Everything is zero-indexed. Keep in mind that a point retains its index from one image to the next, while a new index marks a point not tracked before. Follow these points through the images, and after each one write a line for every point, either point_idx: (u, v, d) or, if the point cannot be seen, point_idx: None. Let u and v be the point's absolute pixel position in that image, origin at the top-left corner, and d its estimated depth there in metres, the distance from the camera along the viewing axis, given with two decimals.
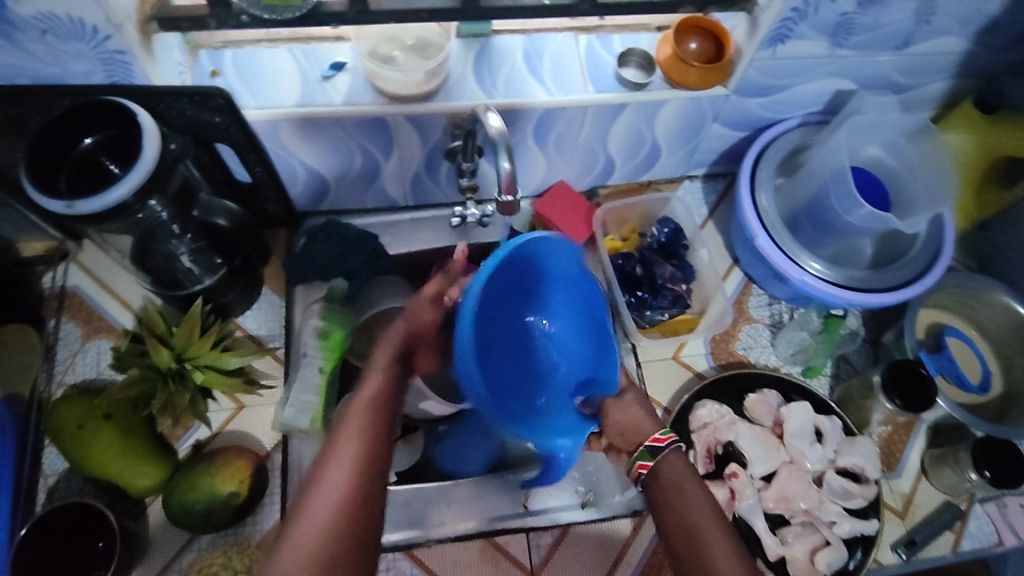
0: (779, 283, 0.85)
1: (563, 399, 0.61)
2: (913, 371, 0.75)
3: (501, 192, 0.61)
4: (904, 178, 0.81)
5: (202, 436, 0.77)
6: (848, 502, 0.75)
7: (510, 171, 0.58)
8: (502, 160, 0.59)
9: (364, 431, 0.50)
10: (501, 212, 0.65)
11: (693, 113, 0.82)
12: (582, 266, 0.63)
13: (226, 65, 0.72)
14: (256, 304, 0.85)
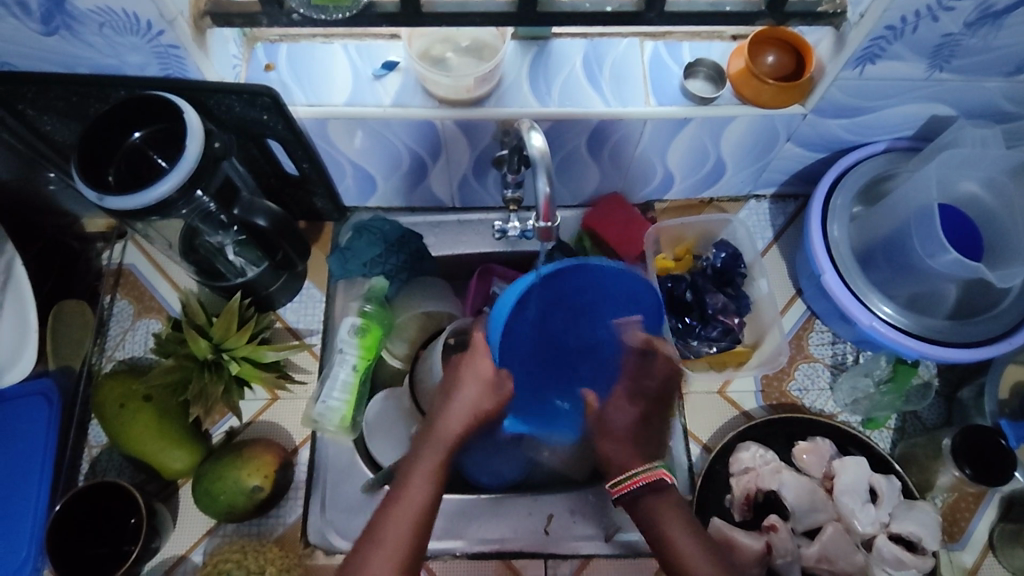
0: (844, 323, 0.79)
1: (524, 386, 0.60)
2: (987, 439, 0.67)
3: (540, 217, 0.60)
4: (1003, 220, 0.73)
5: (234, 424, 0.78)
6: (901, 572, 0.68)
7: (549, 192, 0.57)
8: (542, 181, 0.58)
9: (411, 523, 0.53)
10: (540, 237, 0.64)
11: (763, 131, 0.76)
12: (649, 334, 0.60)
13: (281, 60, 0.72)
14: (298, 296, 0.85)
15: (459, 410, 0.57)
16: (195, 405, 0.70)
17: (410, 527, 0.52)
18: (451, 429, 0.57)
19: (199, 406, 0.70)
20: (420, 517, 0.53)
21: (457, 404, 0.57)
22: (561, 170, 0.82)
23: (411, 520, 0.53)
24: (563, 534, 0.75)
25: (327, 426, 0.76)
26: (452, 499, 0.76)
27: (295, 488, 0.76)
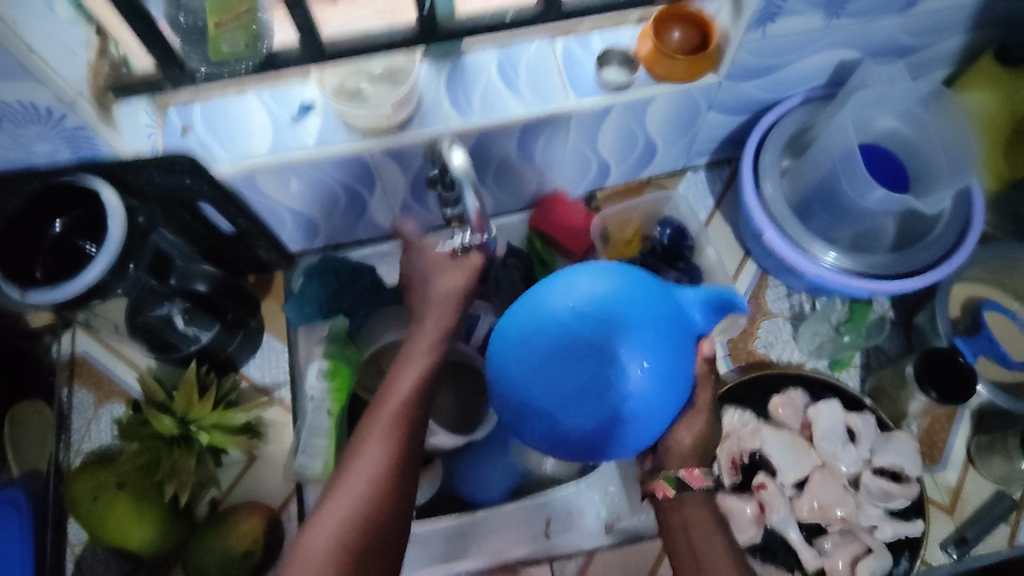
0: (794, 275, 0.81)
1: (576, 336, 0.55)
2: (948, 359, 0.69)
3: (475, 228, 0.67)
4: (922, 149, 0.75)
5: (217, 493, 0.77)
6: (889, 503, 0.71)
7: (478, 208, 0.65)
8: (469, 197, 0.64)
9: (392, 425, 0.58)
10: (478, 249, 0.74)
11: (684, 105, 0.78)
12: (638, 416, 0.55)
13: (195, 121, 0.70)
14: (259, 351, 0.84)
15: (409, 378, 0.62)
16: (169, 484, 0.68)
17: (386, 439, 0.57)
18: (399, 397, 0.60)
19: (173, 484, 0.69)
20: (404, 405, 0.59)
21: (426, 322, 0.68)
22: (497, 178, 0.83)
23: (394, 413, 0.59)
24: (564, 533, 0.76)
25: (312, 475, 0.76)
26: (447, 524, 0.75)
27: (288, 543, 0.75)
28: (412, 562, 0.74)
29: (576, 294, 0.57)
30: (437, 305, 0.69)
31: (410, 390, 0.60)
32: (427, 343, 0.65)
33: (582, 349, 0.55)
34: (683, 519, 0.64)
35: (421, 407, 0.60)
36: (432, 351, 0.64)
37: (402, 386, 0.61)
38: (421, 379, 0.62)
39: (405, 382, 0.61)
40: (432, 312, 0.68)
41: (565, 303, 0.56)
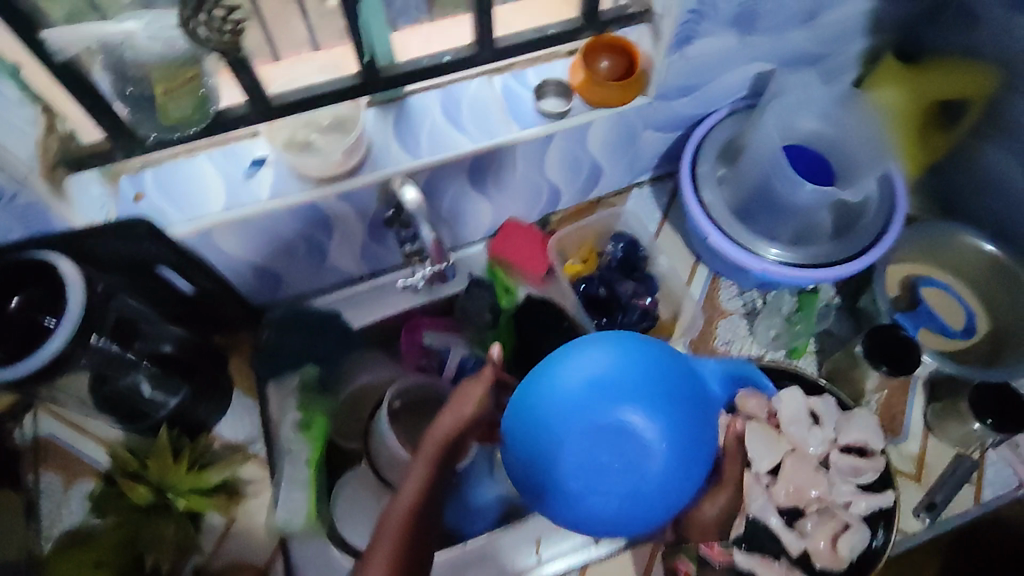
0: (743, 274, 0.85)
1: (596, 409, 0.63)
2: (894, 334, 0.73)
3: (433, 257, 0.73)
4: (843, 146, 0.80)
5: (197, 560, 0.74)
6: (859, 478, 0.74)
7: (435, 237, 0.70)
8: (426, 229, 0.70)
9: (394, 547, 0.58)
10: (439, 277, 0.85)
11: (620, 127, 0.82)
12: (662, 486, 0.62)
13: (148, 187, 0.71)
14: (230, 411, 0.82)
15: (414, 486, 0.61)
16: (150, 553, 0.67)
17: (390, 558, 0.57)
18: (403, 512, 0.60)
19: (153, 552, 0.67)
20: (407, 522, 0.59)
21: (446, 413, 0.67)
22: (452, 211, 0.85)
23: (399, 529, 0.59)
24: (555, 551, 0.76)
25: (295, 528, 0.76)
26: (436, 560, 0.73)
27: None
28: None
29: (583, 369, 0.64)
30: (452, 412, 0.66)
31: (412, 503, 0.60)
32: (432, 451, 0.64)
33: (602, 424, 0.62)
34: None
35: (425, 520, 0.61)
36: (436, 460, 0.64)
37: (402, 503, 0.60)
38: (422, 494, 0.61)
39: (405, 499, 0.60)
40: (445, 416, 0.66)
41: (575, 378, 0.63)
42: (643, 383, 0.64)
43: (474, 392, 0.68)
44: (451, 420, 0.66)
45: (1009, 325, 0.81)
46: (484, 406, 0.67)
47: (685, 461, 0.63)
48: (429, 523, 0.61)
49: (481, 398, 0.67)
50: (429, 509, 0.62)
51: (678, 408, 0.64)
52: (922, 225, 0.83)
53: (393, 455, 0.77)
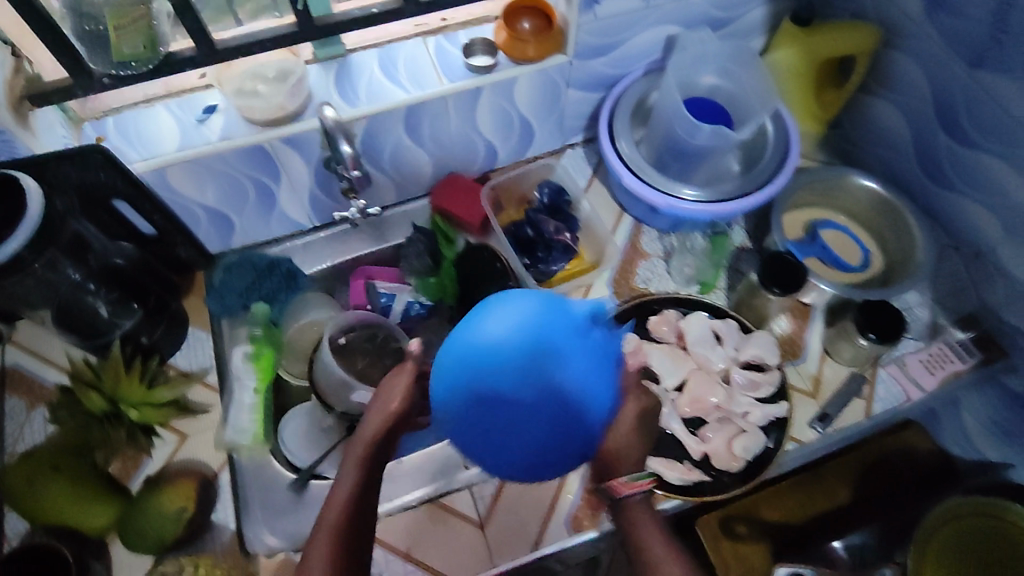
0: (656, 215, 0.94)
1: (512, 365, 0.58)
2: (786, 261, 0.81)
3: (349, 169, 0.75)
4: (742, 99, 0.89)
5: (150, 470, 0.80)
6: (757, 392, 0.81)
7: (351, 151, 0.74)
8: (343, 146, 0.74)
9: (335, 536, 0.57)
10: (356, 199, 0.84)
11: (546, 83, 0.90)
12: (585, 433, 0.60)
13: (110, 131, 0.79)
14: (184, 343, 0.89)
15: (349, 478, 0.62)
16: (99, 453, 0.75)
17: (333, 546, 0.56)
18: (337, 506, 0.59)
19: (102, 451, 0.75)
20: (348, 514, 0.59)
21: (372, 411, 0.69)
22: (393, 163, 0.92)
23: (338, 517, 0.58)
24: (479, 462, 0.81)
25: (242, 445, 0.82)
26: None
27: (220, 504, 0.78)
28: None
29: (496, 324, 0.60)
30: (377, 411, 0.68)
31: (347, 496, 0.60)
32: (360, 449, 0.65)
33: (519, 379, 0.58)
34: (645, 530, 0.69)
35: (366, 511, 0.60)
36: (366, 458, 0.64)
37: (338, 501, 0.60)
38: (356, 489, 0.61)
39: (340, 497, 0.60)
40: (371, 416, 0.68)
41: (492, 335, 0.60)
42: (562, 334, 0.60)
43: (393, 392, 0.70)
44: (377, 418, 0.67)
45: (896, 259, 0.89)
46: (409, 394, 0.70)
47: (600, 412, 0.61)
48: (369, 520, 0.60)
49: (402, 392, 0.69)
50: (368, 503, 0.61)
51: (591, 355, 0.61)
52: (814, 169, 0.92)
53: (334, 378, 0.86)
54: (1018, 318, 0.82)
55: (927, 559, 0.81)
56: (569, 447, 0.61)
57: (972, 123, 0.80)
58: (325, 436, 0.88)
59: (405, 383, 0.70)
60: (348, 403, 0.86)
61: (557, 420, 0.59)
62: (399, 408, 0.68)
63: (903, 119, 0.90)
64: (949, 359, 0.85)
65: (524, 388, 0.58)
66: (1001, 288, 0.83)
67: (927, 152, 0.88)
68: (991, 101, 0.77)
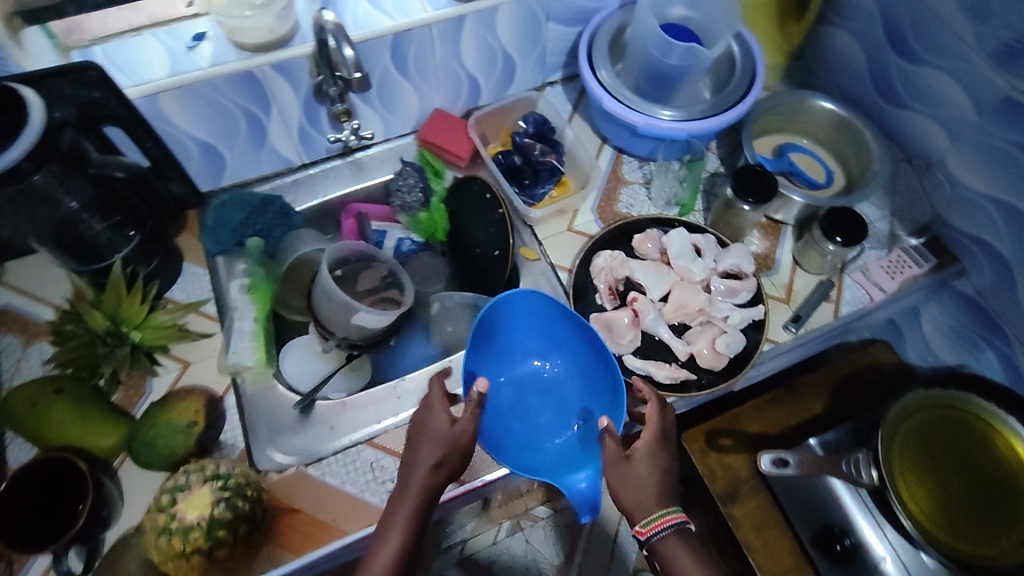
0: (637, 140, 0.97)
1: (516, 335, 0.82)
2: (755, 171, 0.87)
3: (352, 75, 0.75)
4: (710, 26, 0.93)
5: (156, 396, 0.80)
6: (736, 298, 0.87)
7: (354, 53, 0.74)
8: (344, 48, 0.74)
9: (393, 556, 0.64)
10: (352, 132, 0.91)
11: (526, 15, 0.92)
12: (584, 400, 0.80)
13: (99, 60, 0.79)
14: (181, 277, 0.89)
15: (404, 508, 0.66)
16: (104, 367, 0.77)
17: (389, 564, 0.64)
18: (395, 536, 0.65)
19: (109, 364, 0.77)
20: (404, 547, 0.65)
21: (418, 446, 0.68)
22: (380, 96, 0.94)
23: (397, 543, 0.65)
24: None
25: (247, 368, 0.83)
26: (376, 390, 0.85)
27: (228, 424, 0.79)
28: (361, 421, 0.84)
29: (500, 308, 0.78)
30: (424, 449, 0.67)
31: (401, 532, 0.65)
32: (417, 492, 0.66)
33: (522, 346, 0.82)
34: (674, 553, 0.65)
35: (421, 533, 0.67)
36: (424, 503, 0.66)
37: (384, 555, 0.64)
38: (403, 545, 0.64)
39: (386, 553, 0.64)
40: (420, 451, 0.67)
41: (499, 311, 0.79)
42: (565, 347, 0.82)
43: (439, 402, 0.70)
44: (428, 455, 0.67)
45: (857, 173, 0.95)
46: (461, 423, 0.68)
47: (578, 375, 0.81)
48: (415, 561, 0.66)
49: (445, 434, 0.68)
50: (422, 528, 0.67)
51: (571, 342, 0.81)
52: (778, 94, 0.98)
53: (332, 301, 0.88)
54: (963, 223, 0.91)
55: (893, 444, 0.87)
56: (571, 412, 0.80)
57: (918, 42, 0.87)
58: (325, 360, 0.93)
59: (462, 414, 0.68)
60: (349, 327, 0.89)
61: (550, 379, 0.82)
62: (445, 435, 0.68)
63: (859, 44, 0.97)
64: (908, 264, 0.93)
65: (523, 352, 0.83)
66: (946, 193, 0.92)
67: (881, 77, 0.95)
68: (935, 19, 0.84)
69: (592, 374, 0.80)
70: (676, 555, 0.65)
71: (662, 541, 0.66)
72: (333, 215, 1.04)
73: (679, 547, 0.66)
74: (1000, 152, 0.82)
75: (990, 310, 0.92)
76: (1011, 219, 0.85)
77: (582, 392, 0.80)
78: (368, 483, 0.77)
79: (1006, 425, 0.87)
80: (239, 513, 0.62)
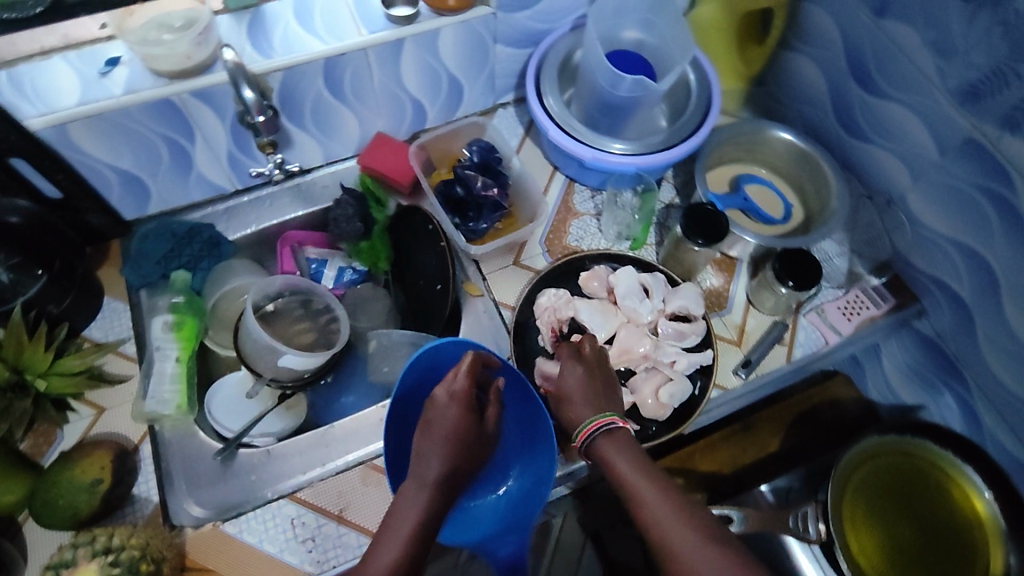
0: (587, 170, 0.93)
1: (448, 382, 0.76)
2: (706, 211, 0.82)
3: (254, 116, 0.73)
4: (665, 51, 0.89)
5: (67, 445, 0.76)
6: (683, 342, 0.83)
7: (255, 96, 0.71)
8: (245, 90, 0.71)
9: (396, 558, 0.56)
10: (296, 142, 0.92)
11: (471, 38, 0.87)
12: (516, 456, 0.75)
13: (2, 85, 0.74)
14: (99, 314, 0.85)
15: (410, 507, 0.59)
16: (4, 420, 0.71)
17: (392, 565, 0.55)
18: (400, 533, 0.57)
19: (6, 421, 0.71)
20: (409, 546, 0.56)
21: (428, 439, 0.63)
22: (317, 121, 0.89)
23: (402, 541, 0.57)
24: None
25: (165, 415, 0.79)
26: (303, 437, 0.81)
27: (142, 475, 0.75)
28: (287, 470, 0.80)
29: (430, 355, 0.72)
30: (437, 443, 0.62)
31: (408, 528, 0.57)
32: (428, 489, 0.60)
33: None
34: (610, 453, 0.66)
35: (429, 537, 0.58)
36: (434, 502, 0.60)
37: (382, 561, 0.56)
38: (408, 553, 0.56)
39: (385, 560, 0.56)
40: (430, 447, 0.62)
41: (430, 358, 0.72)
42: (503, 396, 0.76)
43: (449, 391, 0.66)
44: (440, 450, 0.62)
45: (815, 209, 0.92)
46: (466, 417, 0.65)
47: (515, 429, 0.76)
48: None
49: (460, 431, 0.64)
50: (430, 533, 0.58)
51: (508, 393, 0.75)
52: (736, 123, 0.93)
53: (259, 342, 0.84)
54: (924, 264, 0.87)
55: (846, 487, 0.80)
56: (502, 466, 0.76)
57: (880, 74, 0.83)
58: (253, 404, 0.88)
59: (465, 407, 0.65)
60: (277, 369, 0.85)
61: None
62: (458, 430, 0.64)
63: (821, 72, 0.92)
64: (865, 305, 0.90)
65: None
66: (907, 233, 0.88)
67: (843, 107, 0.91)
68: (898, 52, 0.80)
69: (527, 430, 0.75)
70: (610, 453, 0.66)
71: (598, 442, 0.67)
72: (270, 242, 0.98)
73: (614, 449, 0.66)
74: (962, 194, 0.78)
75: (950, 354, 0.88)
76: (971, 262, 0.81)
77: (518, 447, 0.75)
78: (288, 542, 0.73)
79: (967, 479, 0.80)
80: None
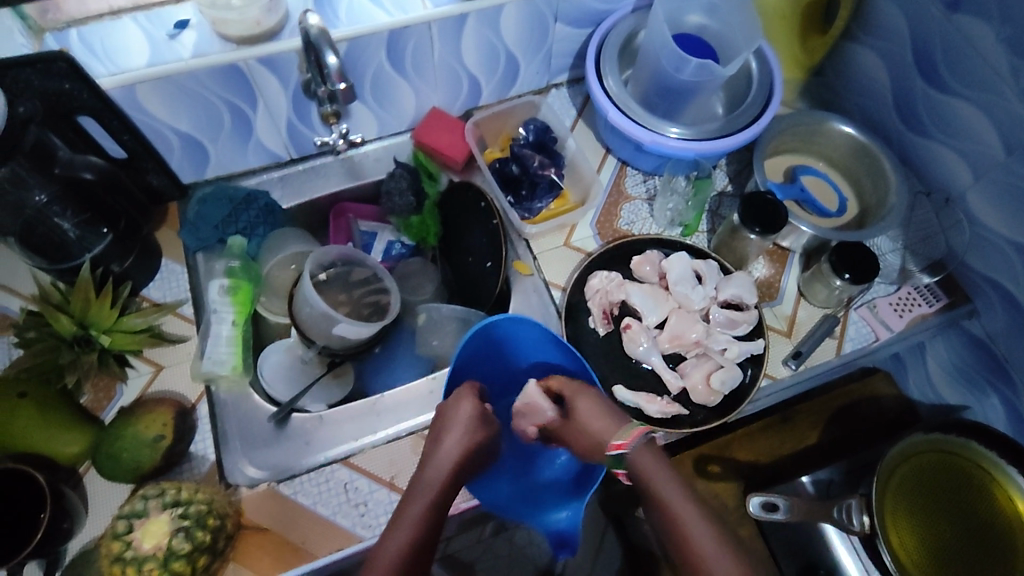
0: (642, 154, 0.93)
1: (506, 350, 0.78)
2: (764, 200, 0.82)
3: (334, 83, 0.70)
4: (727, 37, 0.88)
5: (126, 401, 0.78)
6: (734, 330, 0.83)
7: (337, 61, 0.69)
8: (326, 54, 0.70)
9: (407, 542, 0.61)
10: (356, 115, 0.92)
11: (533, 15, 0.86)
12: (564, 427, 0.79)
13: (73, 43, 0.75)
14: (159, 274, 0.86)
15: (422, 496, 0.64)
16: (70, 373, 0.72)
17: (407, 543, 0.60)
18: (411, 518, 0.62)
19: (74, 373, 0.72)
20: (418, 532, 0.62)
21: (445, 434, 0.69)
22: (375, 93, 0.89)
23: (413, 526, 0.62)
24: None
25: (220, 376, 0.80)
26: (355, 405, 0.83)
27: (199, 434, 0.77)
28: (338, 436, 0.81)
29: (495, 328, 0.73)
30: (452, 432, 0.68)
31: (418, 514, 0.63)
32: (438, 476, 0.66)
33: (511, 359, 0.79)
34: (647, 462, 0.66)
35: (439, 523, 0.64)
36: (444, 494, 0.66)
37: (394, 543, 0.61)
38: (417, 536, 0.61)
39: (397, 544, 0.60)
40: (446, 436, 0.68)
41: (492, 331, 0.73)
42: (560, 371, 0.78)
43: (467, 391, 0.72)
44: (455, 437, 0.68)
45: (871, 203, 0.91)
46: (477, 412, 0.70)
47: None
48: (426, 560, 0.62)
49: (472, 420, 0.70)
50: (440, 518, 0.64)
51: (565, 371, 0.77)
52: (796, 112, 0.93)
53: (313, 311, 0.85)
54: (981, 264, 0.86)
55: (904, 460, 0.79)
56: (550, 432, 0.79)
57: (948, 70, 0.82)
58: (305, 369, 0.91)
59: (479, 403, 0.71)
60: (330, 337, 0.87)
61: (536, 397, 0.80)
62: (473, 419, 0.70)
63: (884, 65, 0.91)
64: (917, 302, 0.90)
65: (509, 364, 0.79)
66: (965, 232, 0.87)
67: (905, 101, 0.90)
68: (969, 47, 0.78)
69: None
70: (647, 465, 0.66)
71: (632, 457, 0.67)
72: (321, 212, 0.99)
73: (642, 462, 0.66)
74: None
75: (998, 354, 0.86)
76: None
77: None
78: (341, 506, 0.74)
79: (1011, 481, 0.74)
80: (198, 543, 0.60)
